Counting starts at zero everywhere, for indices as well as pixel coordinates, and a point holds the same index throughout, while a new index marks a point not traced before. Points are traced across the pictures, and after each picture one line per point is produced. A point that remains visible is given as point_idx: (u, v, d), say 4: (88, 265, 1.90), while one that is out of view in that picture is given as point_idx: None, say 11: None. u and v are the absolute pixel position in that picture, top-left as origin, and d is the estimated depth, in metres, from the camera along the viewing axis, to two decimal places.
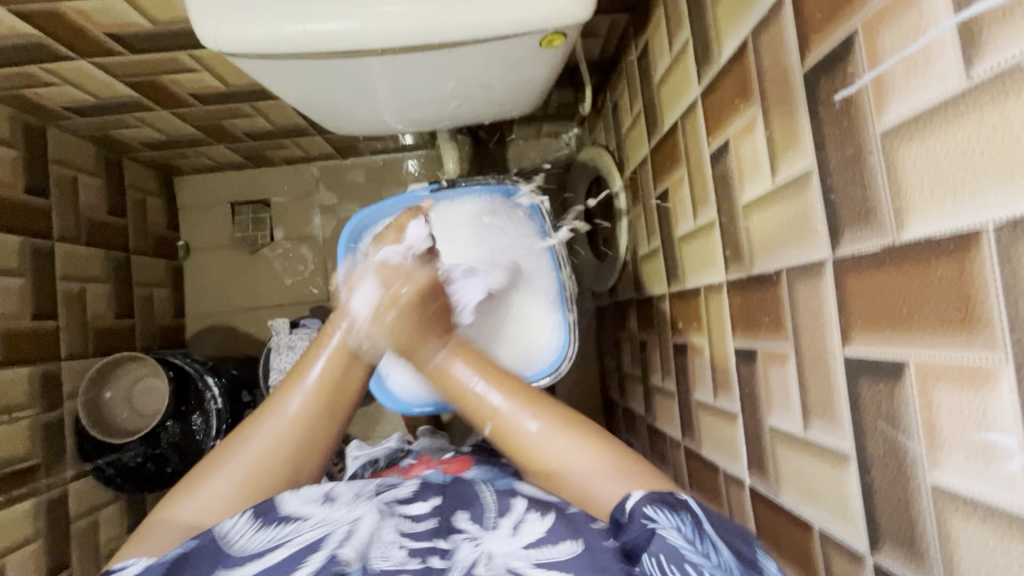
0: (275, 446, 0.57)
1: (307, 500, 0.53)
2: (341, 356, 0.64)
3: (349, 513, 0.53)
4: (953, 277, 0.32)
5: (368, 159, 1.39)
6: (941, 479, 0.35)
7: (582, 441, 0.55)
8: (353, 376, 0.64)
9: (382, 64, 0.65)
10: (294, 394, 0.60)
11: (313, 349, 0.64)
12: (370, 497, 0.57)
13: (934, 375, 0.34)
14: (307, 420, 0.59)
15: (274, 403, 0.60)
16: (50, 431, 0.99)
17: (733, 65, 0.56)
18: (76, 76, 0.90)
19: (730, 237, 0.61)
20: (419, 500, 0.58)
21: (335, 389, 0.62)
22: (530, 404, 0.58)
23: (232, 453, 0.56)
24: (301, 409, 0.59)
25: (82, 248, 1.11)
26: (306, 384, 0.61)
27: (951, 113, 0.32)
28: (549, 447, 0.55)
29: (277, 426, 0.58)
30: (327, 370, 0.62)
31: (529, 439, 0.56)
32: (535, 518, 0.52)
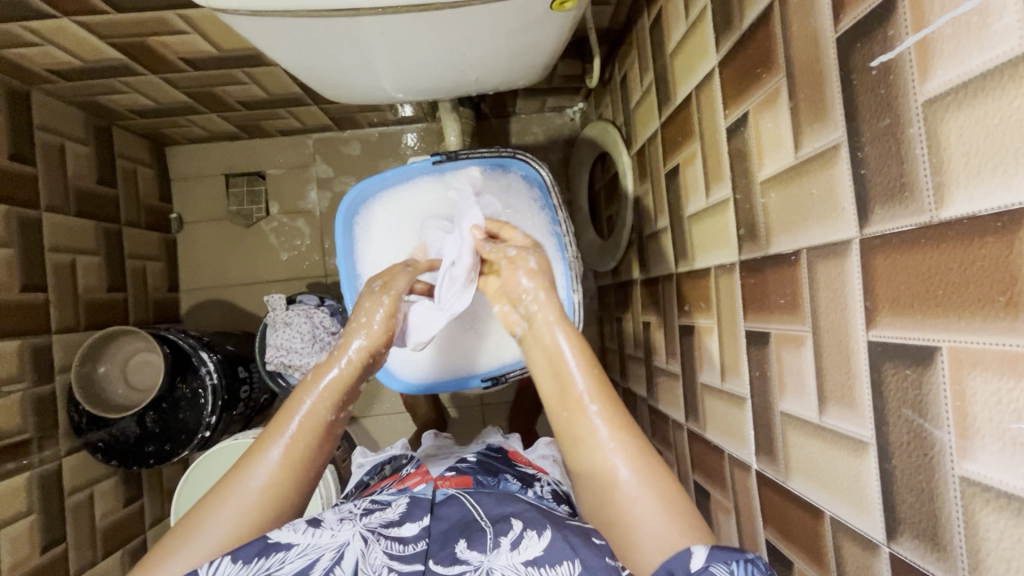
0: (240, 520, 0.53)
1: (293, 529, 0.52)
2: (314, 423, 0.59)
3: (335, 538, 0.52)
4: (999, 258, 0.30)
5: (365, 132, 1.35)
6: (971, 470, 0.33)
7: (665, 498, 0.51)
8: (324, 446, 0.60)
9: (383, 25, 0.62)
10: (258, 466, 0.56)
11: (279, 421, 0.59)
12: (358, 519, 0.56)
13: (970, 361, 0.32)
14: (272, 495, 0.55)
15: (237, 479, 0.56)
16: (42, 405, 0.97)
17: (756, 31, 0.53)
18: (60, 37, 0.86)
19: (745, 215, 0.59)
20: (412, 518, 0.58)
21: (301, 463, 0.58)
22: (631, 463, 0.54)
23: (196, 527, 0.53)
24: (265, 483, 0.55)
25: (71, 218, 1.08)
26: (270, 458, 0.56)
27: (1007, 78, 0.29)
28: (655, 518, 0.50)
29: (239, 503, 0.54)
30: (294, 442, 0.58)
31: (621, 492, 0.53)
32: (534, 536, 0.52)
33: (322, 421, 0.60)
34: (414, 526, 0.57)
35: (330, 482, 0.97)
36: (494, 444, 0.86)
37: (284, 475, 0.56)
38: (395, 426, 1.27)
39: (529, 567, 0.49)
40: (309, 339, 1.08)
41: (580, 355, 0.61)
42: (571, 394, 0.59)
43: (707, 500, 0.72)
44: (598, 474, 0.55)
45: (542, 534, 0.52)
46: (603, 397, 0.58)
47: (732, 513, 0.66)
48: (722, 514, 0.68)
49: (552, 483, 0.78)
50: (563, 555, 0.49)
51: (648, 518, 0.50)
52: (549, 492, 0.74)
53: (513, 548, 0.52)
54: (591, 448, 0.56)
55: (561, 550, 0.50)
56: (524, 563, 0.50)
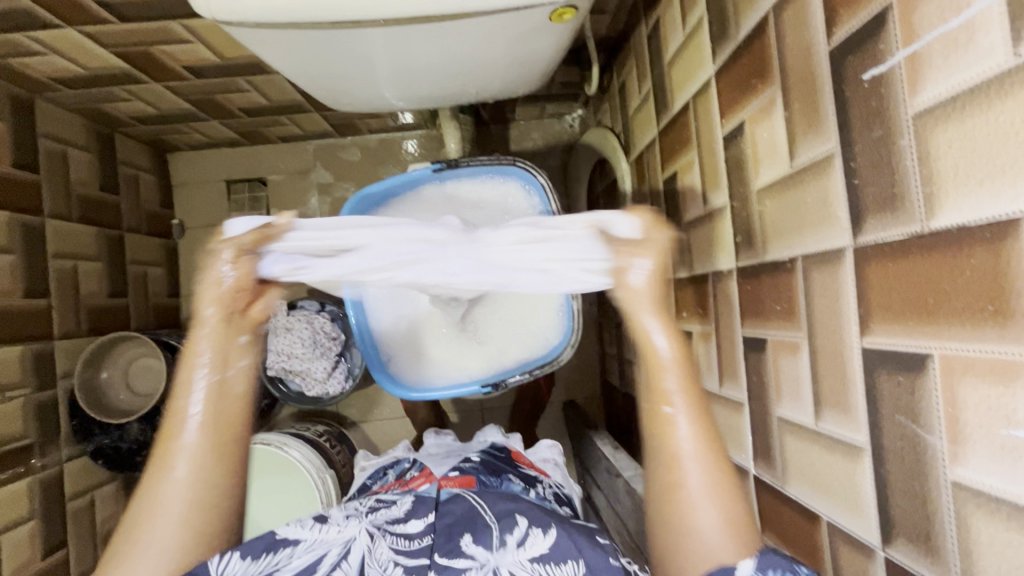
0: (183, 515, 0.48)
1: (300, 525, 0.56)
2: (218, 389, 0.52)
3: (342, 533, 0.55)
4: (987, 268, 0.31)
5: (365, 138, 1.36)
6: (963, 475, 0.34)
7: (731, 504, 0.49)
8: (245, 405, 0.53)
9: (384, 35, 0.62)
10: (183, 453, 0.50)
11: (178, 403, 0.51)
12: (363, 516, 0.59)
13: (961, 368, 0.33)
14: (204, 477, 0.50)
15: (155, 474, 0.49)
16: (44, 411, 0.98)
17: (752, 42, 0.54)
18: (65, 45, 0.87)
19: (742, 223, 0.59)
20: (417, 514, 0.59)
21: (221, 433, 0.51)
22: (705, 473, 0.49)
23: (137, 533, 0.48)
24: (190, 472, 0.49)
25: (74, 224, 1.09)
26: (183, 444, 0.50)
27: (994, 93, 0.30)
28: (715, 534, 0.47)
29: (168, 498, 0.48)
30: (201, 423, 0.51)
31: (693, 503, 0.49)
32: (539, 534, 0.54)
33: (221, 388, 0.52)
34: (419, 522, 0.57)
35: (331, 485, 0.98)
36: (496, 442, 0.85)
37: (208, 455, 0.50)
38: (396, 431, 1.27)
39: (535, 564, 0.52)
40: (310, 344, 1.08)
41: (679, 362, 0.51)
42: (656, 384, 0.52)
43: None
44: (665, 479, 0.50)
45: (547, 532, 0.54)
46: (691, 397, 0.51)
47: None
48: None
49: (553, 486, 0.79)
50: (569, 554, 0.52)
51: (708, 530, 0.47)
52: (551, 495, 0.75)
53: (518, 546, 0.53)
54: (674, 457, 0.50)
55: (566, 548, 0.52)
56: (529, 559, 0.52)
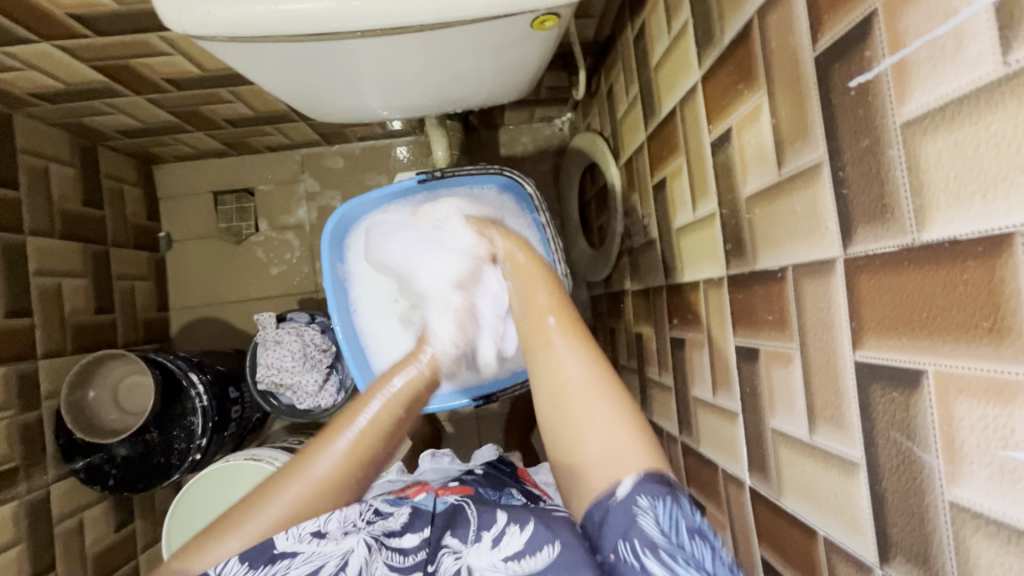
0: (301, 507, 0.57)
1: (297, 538, 0.54)
2: (377, 427, 0.61)
3: (339, 545, 0.53)
4: (981, 283, 0.30)
5: (352, 146, 1.34)
6: (960, 496, 0.33)
7: (631, 423, 0.54)
8: (384, 449, 0.62)
9: (364, 47, 0.61)
10: (321, 459, 0.59)
11: (349, 414, 0.62)
12: (361, 527, 0.56)
13: (956, 387, 0.32)
14: (333, 485, 0.58)
15: (303, 466, 0.59)
16: (30, 432, 0.96)
17: (736, 48, 0.53)
18: (41, 60, 0.85)
19: (731, 230, 0.58)
20: (413, 528, 0.58)
21: (365, 458, 0.60)
22: (596, 395, 0.56)
23: (264, 502, 0.57)
24: (328, 475, 0.58)
25: (57, 241, 1.07)
26: (336, 452, 0.59)
27: (983, 103, 0.29)
28: (605, 428, 0.54)
29: (301, 491, 0.57)
30: (362, 437, 0.60)
31: (573, 394, 0.56)
32: (516, 531, 0.55)
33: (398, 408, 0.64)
34: (414, 537, 0.57)
35: None
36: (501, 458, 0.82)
37: (350, 467, 0.59)
38: None
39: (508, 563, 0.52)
40: (304, 357, 1.08)
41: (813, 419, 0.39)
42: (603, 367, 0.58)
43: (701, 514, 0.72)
44: (556, 389, 0.58)
45: (524, 529, 0.54)
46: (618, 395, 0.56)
47: (727, 528, 0.65)
48: (717, 529, 0.68)
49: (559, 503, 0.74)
50: (544, 540, 0.52)
51: (597, 421, 0.54)
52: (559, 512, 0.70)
53: (494, 545, 0.54)
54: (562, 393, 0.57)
55: (541, 537, 0.52)
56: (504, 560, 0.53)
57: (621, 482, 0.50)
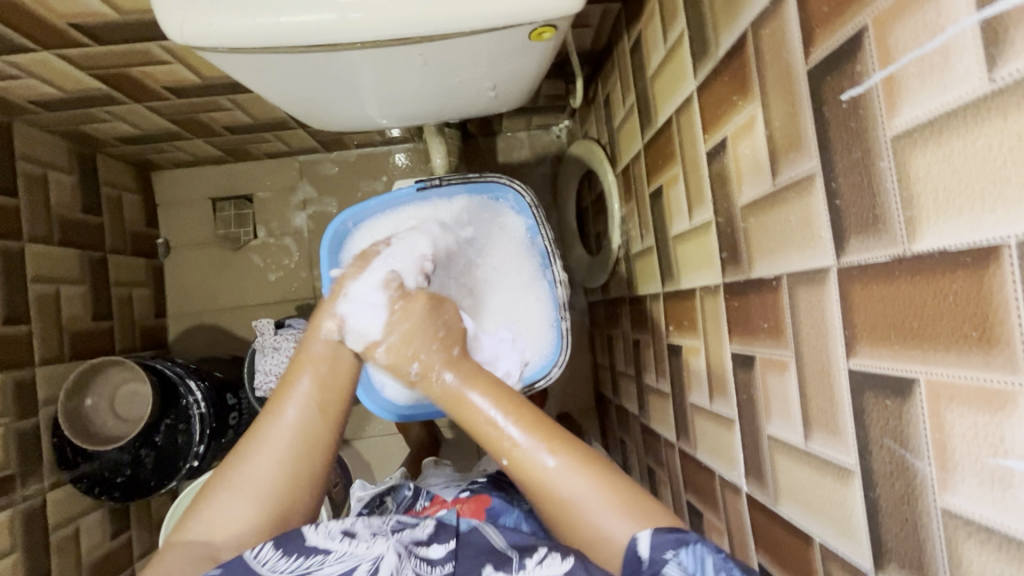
0: (284, 453, 0.58)
1: (329, 535, 0.52)
2: (326, 357, 0.65)
3: (370, 550, 0.51)
4: (970, 293, 0.30)
5: (351, 153, 1.35)
6: (952, 502, 0.33)
7: (610, 490, 0.53)
8: (346, 380, 0.66)
9: (365, 57, 0.62)
10: (289, 403, 0.61)
11: (298, 358, 0.65)
12: (389, 534, 0.54)
13: (948, 395, 0.32)
14: (307, 424, 0.60)
15: (272, 415, 0.60)
16: (26, 440, 0.96)
17: (731, 59, 0.54)
18: (42, 69, 0.86)
19: (727, 238, 0.59)
20: (439, 539, 0.55)
21: (330, 389, 0.63)
22: (571, 474, 0.55)
23: (244, 461, 0.57)
24: (300, 414, 0.60)
25: (55, 247, 1.07)
26: (300, 390, 0.62)
27: (970, 118, 0.30)
28: (569, 477, 0.55)
29: (278, 434, 0.59)
30: (319, 371, 0.64)
31: (569, 502, 0.54)
32: (556, 558, 0.50)
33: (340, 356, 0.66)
34: (441, 548, 0.54)
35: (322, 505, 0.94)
36: (501, 468, 0.81)
37: (317, 401, 0.61)
38: (387, 448, 1.25)
39: None
40: None
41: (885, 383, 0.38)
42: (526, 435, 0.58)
43: (699, 520, 0.72)
44: (539, 492, 0.56)
45: (566, 558, 0.50)
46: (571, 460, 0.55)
47: (724, 534, 0.65)
48: (715, 535, 0.68)
49: None
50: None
51: (581, 498, 0.53)
52: None
53: (536, 565, 0.50)
54: (529, 474, 0.56)
55: (582, 573, 0.48)
56: None
57: (639, 538, 0.50)
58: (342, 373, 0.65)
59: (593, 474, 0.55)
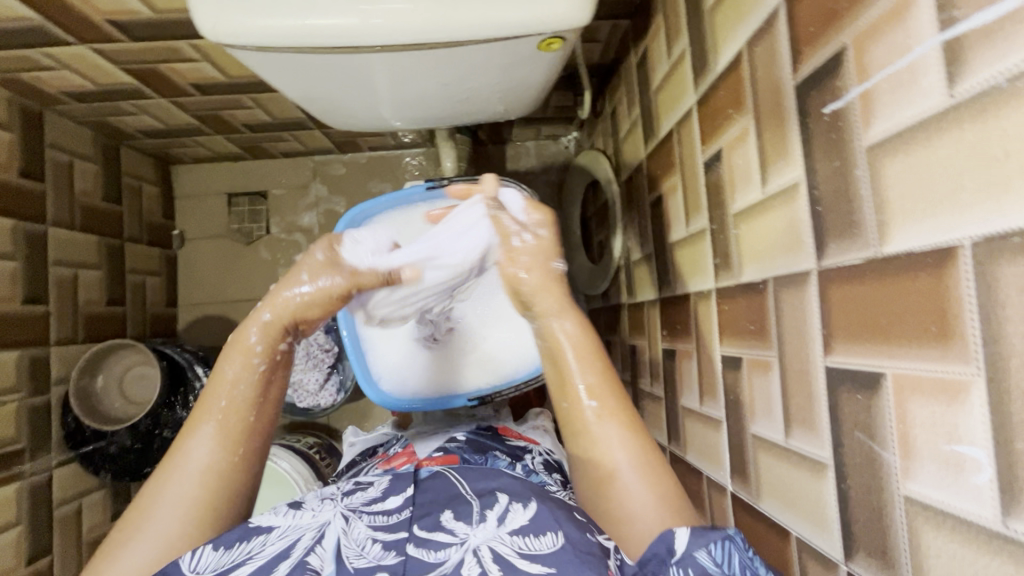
0: (190, 509, 0.52)
1: (274, 513, 0.55)
2: (243, 397, 0.56)
3: (316, 517, 0.54)
4: (931, 291, 0.33)
5: (364, 155, 1.39)
6: (913, 490, 0.35)
7: (654, 484, 0.53)
8: (262, 416, 0.57)
9: (382, 60, 0.66)
10: (193, 452, 0.54)
11: (214, 378, 0.56)
12: (339, 499, 0.59)
13: (910, 387, 0.35)
14: (212, 472, 0.54)
15: (175, 463, 0.54)
16: (38, 416, 0.99)
17: (728, 74, 0.57)
18: (77, 62, 0.90)
19: (720, 244, 0.62)
20: (394, 492, 0.59)
21: (241, 431, 0.56)
22: (627, 451, 0.55)
23: (145, 513, 0.52)
24: (205, 468, 0.54)
25: (76, 232, 1.11)
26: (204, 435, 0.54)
27: (934, 129, 0.32)
28: (644, 498, 0.53)
29: (181, 486, 0.53)
30: (226, 415, 0.55)
31: (619, 478, 0.54)
32: (519, 509, 0.53)
33: (256, 373, 0.57)
34: (397, 498, 0.58)
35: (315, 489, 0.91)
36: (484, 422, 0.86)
37: (224, 440, 0.55)
38: None
39: (514, 536, 0.49)
40: (303, 356, 1.09)
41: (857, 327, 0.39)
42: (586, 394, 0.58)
43: None
44: (602, 477, 0.56)
45: (528, 507, 0.53)
46: (634, 443, 0.56)
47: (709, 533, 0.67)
48: None
49: (544, 454, 0.79)
50: (547, 526, 0.50)
51: (641, 511, 0.52)
52: (541, 464, 0.75)
53: (498, 522, 0.51)
54: (594, 448, 0.57)
55: (547, 520, 0.50)
56: (509, 532, 0.50)
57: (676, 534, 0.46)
58: (259, 419, 0.57)
59: (658, 480, 0.54)
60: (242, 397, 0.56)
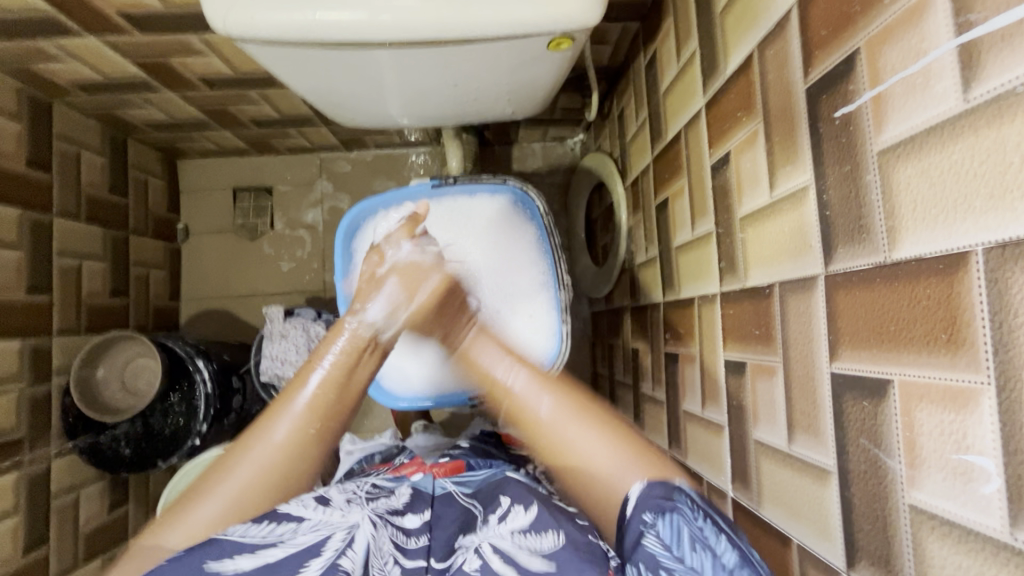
0: (267, 474, 0.53)
1: (302, 504, 0.51)
2: (339, 374, 0.59)
3: (346, 518, 0.51)
4: (942, 297, 0.32)
5: (370, 153, 1.39)
6: (919, 499, 0.35)
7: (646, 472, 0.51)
8: (349, 398, 0.59)
9: (391, 57, 0.66)
10: (280, 419, 0.55)
11: (320, 350, 0.61)
12: (364, 504, 0.55)
13: (918, 395, 0.34)
14: (295, 443, 0.54)
15: (263, 427, 0.55)
16: (38, 405, 0.99)
17: (738, 78, 0.57)
18: (86, 53, 0.91)
19: (726, 248, 0.61)
20: (415, 508, 0.58)
21: (331, 408, 0.57)
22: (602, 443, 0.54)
23: (226, 471, 0.53)
24: (291, 438, 0.54)
25: (81, 223, 1.11)
26: (295, 408, 0.55)
27: (947, 134, 0.32)
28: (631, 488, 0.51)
29: (263, 452, 0.54)
30: (321, 390, 0.57)
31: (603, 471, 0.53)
32: (521, 510, 0.54)
33: (352, 353, 0.61)
34: (416, 518, 0.56)
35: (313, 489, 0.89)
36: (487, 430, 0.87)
37: (315, 415, 0.56)
38: None
39: (520, 537, 0.50)
40: None
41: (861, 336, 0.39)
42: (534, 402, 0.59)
43: None
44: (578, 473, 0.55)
45: (529, 508, 0.54)
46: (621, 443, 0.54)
47: None
48: None
49: None
50: (549, 525, 0.50)
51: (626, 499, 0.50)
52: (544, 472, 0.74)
53: (500, 522, 0.54)
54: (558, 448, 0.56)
55: (547, 518, 0.51)
56: (512, 531, 0.52)
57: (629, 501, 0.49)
58: (350, 397, 0.59)
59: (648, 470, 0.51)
60: (338, 373, 0.59)
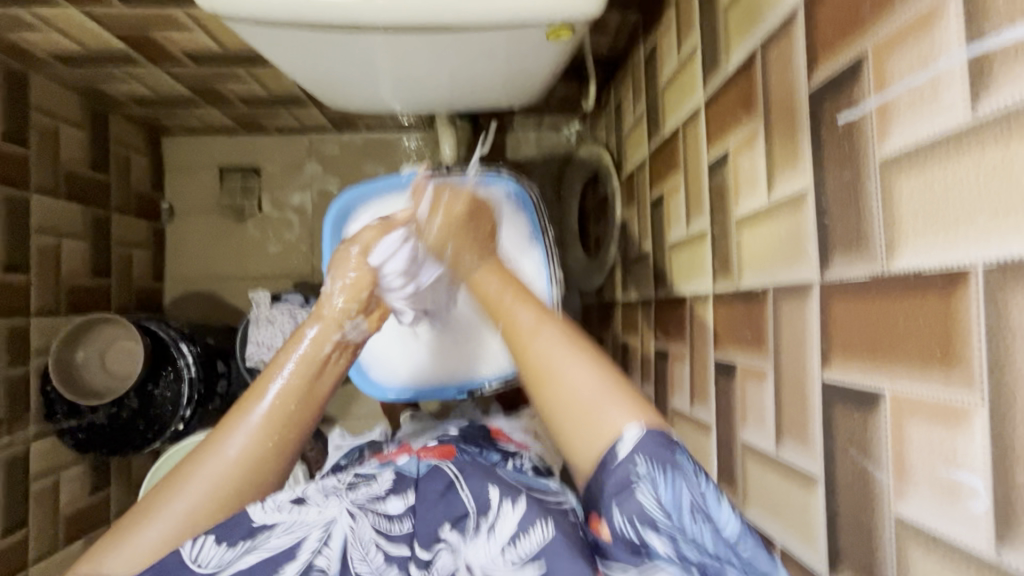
0: (217, 489, 0.52)
1: (274, 508, 0.52)
2: (293, 388, 0.57)
3: (322, 514, 0.53)
4: (938, 313, 0.32)
5: (362, 136, 1.36)
6: (907, 512, 0.35)
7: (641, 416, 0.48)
8: (306, 415, 0.58)
9: (385, 42, 0.64)
10: (235, 434, 0.55)
11: (281, 354, 0.61)
12: (344, 494, 0.56)
13: (909, 410, 0.34)
14: (247, 460, 0.54)
15: (217, 443, 0.55)
16: (16, 387, 0.97)
17: (739, 76, 0.56)
18: (66, 24, 0.87)
19: (720, 248, 0.61)
20: (397, 492, 0.57)
21: (286, 421, 0.56)
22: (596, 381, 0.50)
23: (173, 490, 0.52)
24: (244, 453, 0.54)
25: (60, 201, 1.08)
26: (250, 421, 0.55)
27: (953, 147, 0.31)
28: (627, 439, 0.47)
29: (216, 469, 0.53)
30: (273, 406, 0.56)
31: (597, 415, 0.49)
32: (509, 508, 0.51)
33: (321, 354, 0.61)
34: (399, 502, 0.56)
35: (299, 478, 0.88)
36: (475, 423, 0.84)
37: (265, 431, 0.55)
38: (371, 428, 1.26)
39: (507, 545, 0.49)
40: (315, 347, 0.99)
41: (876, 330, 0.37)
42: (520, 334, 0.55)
43: None
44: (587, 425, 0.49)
45: (517, 504, 0.52)
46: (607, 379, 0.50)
47: None
48: None
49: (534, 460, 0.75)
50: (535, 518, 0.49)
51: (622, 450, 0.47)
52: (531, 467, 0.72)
53: (490, 532, 0.50)
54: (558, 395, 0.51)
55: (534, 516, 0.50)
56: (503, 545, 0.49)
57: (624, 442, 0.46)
58: (309, 410, 0.58)
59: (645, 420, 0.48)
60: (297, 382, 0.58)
